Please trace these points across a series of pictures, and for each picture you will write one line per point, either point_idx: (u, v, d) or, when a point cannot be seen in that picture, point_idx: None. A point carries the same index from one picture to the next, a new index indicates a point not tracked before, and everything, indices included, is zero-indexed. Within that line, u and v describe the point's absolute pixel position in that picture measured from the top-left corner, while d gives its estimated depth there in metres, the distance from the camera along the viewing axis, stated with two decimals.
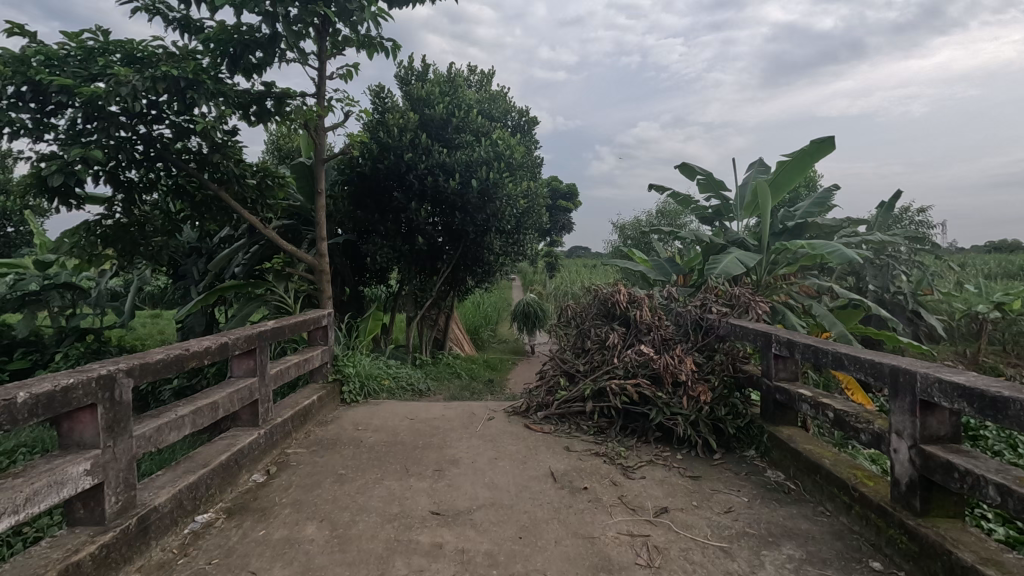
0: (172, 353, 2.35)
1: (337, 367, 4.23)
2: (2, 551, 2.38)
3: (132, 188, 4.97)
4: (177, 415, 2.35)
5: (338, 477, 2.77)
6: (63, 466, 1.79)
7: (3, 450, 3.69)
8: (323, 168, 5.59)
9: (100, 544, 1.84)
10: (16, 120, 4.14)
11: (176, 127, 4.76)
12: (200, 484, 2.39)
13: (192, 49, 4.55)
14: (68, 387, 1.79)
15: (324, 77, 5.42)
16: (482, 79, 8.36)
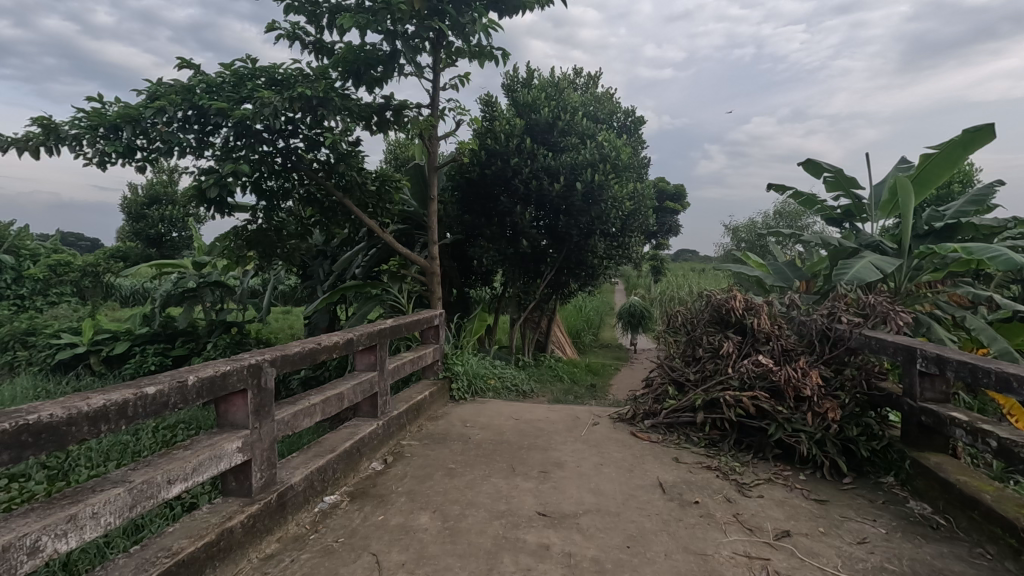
0: (307, 346, 2.59)
1: (446, 364, 4.42)
2: (167, 514, 2.75)
3: (272, 197, 5.56)
4: (310, 403, 2.59)
5: (448, 471, 2.89)
6: (221, 443, 2.04)
7: (168, 426, 4.27)
8: (435, 175, 5.87)
9: (248, 514, 2.07)
10: (184, 140, 4.80)
11: (309, 140, 5.25)
12: (328, 467, 2.61)
13: (324, 69, 5.00)
14: (226, 373, 2.04)
15: (438, 87, 5.70)
16: (588, 81, 8.32)
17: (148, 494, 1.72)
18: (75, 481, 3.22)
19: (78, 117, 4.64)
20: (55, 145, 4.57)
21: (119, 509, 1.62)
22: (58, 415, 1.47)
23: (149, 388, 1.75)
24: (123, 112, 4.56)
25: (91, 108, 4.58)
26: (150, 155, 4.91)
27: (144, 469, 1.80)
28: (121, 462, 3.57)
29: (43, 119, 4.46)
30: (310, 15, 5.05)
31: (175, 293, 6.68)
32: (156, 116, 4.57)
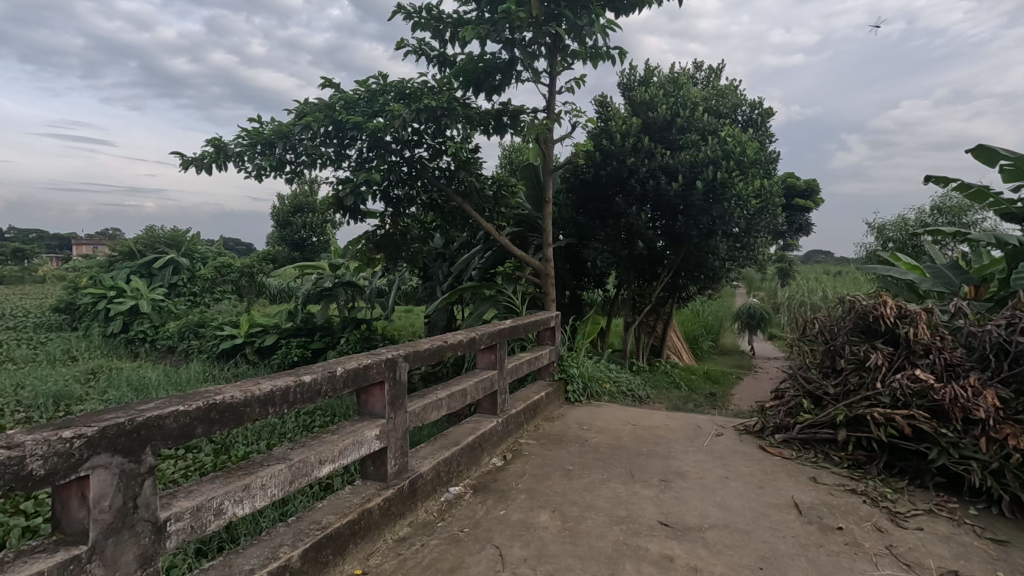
0: (435, 343, 2.75)
1: (561, 366, 4.45)
2: (310, 491, 3.06)
3: (399, 203, 5.96)
4: (437, 397, 2.74)
5: (566, 472, 2.91)
6: (363, 430, 2.23)
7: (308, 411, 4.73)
8: (550, 178, 5.93)
9: (385, 497, 2.24)
10: (325, 154, 5.31)
11: (432, 148, 5.56)
12: (453, 460, 2.74)
13: (447, 81, 5.26)
14: (367, 365, 2.23)
15: (554, 91, 5.75)
16: (709, 75, 7.92)
17: (304, 472, 1.92)
18: (238, 454, 3.69)
19: (241, 136, 5.31)
20: (224, 162, 5.27)
21: (281, 482, 1.83)
22: (237, 396, 1.68)
23: (306, 376, 1.95)
24: (277, 130, 5.14)
25: (251, 128, 5.21)
26: (297, 168, 5.48)
27: (300, 449, 2.01)
28: (272, 441, 4.03)
29: (214, 140, 5.16)
30: (435, 30, 5.34)
31: (314, 292, 7.39)
32: (304, 132, 5.09)
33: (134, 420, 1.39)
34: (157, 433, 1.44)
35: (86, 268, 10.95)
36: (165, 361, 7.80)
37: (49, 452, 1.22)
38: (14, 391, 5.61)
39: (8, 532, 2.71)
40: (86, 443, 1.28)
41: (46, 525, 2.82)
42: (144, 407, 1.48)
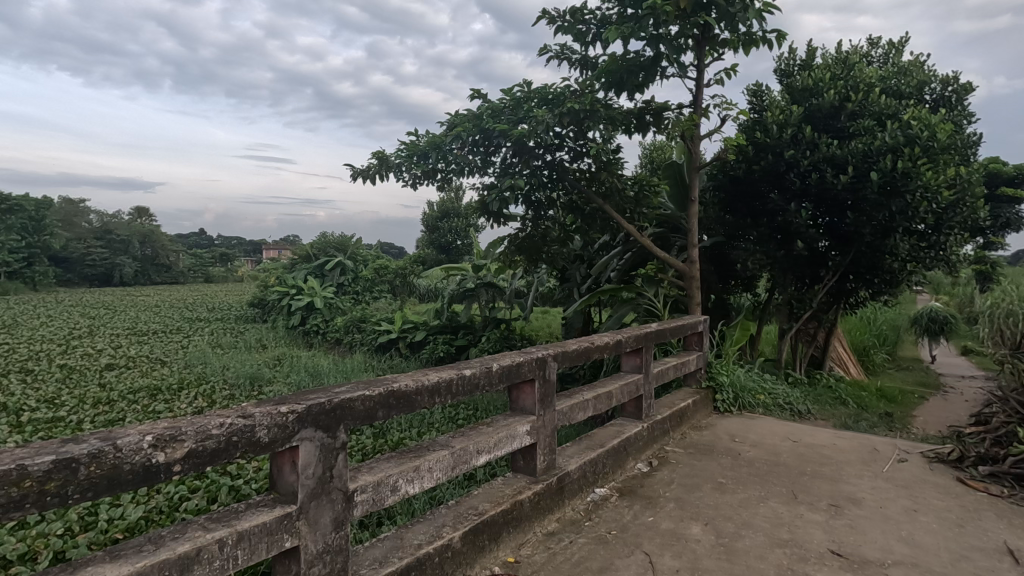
0: (583, 344, 2.77)
1: (710, 374, 4.22)
2: (459, 482, 3.24)
3: (540, 207, 6.10)
4: (583, 398, 2.76)
5: (718, 485, 2.76)
6: (515, 424, 2.32)
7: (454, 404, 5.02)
8: (696, 176, 5.66)
9: (535, 491, 2.32)
10: (472, 161, 5.62)
11: (573, 151, 5.61)
12: (599, 461, 2.75)
13: (590, 83, 5.26)
14: (520, 362, 2.33)
15: (702, 84, 5.48)
16: (887, 51, 6.98)
17: (463, 460, 2.06)
18: (395, 440, 4.03)
19: (401, 148, 5.79)
20: (386, 172, 5.83)
21: (445, 467, 1.98)
22: (411, 385, 1.86)
23: (467, 370, 2.09)
24: (431, 141, 5.55)
25: (409, 140, 5.65)
26: (448, 175, 5.86)
27: (461, 437, 2.16)
28: (422, 430, 4.34)
29: (378, 153, 5.73)
30: (578, 34, 5.38)
31: (460, 292, 7.84)
32: (455, 142, 5.44)
33: (332, 400, 1.60)
34: (348, 414, 1.64)
35: (274, 269, 12.80)
36: (334, 352, 8.80)
37: (271, 424, 1.44)
38: (222, 372, 6.73)
39: (221, 488, 3.25)
40: (298, 418, 1.50)
41: (248, 485, 3.35)
42: (338, 391, 1.69)
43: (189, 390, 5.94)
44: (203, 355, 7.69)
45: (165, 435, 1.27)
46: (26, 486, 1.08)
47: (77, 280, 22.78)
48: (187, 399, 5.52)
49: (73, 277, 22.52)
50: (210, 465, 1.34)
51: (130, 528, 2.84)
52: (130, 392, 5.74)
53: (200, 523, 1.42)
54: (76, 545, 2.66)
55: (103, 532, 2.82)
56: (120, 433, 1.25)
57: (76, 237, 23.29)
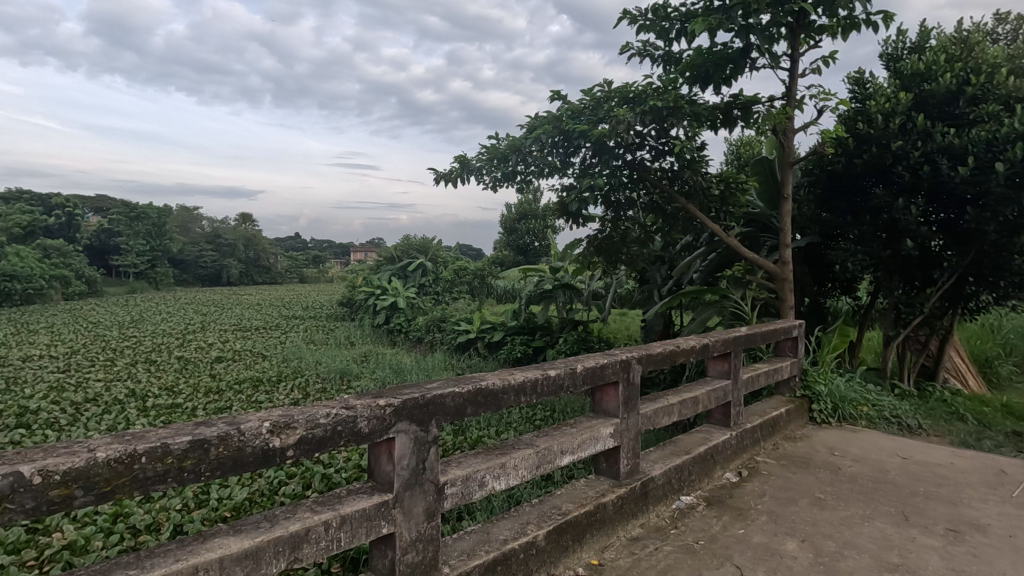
0: (668, 347, 2.70)
1: (805, 382, 3.97)
2: (539, 484, 3.25)
3: (620, 207, 5.90)
4: (669, 402, 2.69)
5: (816, 500, 2.59)
6: (599, 426, 2.30)
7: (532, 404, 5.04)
8: (789, 171, 5.34)
9: (618, 495, 2.29)
10: (552, 163, 5.63)
11: (655, 150, 5.47)
12: (684, 468, 2.66)
13: (673, 79, 5.11)
14: (604, 365, 2.31)
15: (795, 75, 5.17)
16: (1017, 26, 6.23)
17: (547, 459, 2.07)
18: (474, 437, 4.12)
19: (482, 152, 5.90)
20: (467, 175, 5.97)
21: (530, 466, 2.01)
22: (497, 383, 1.90)
23: (551, 370, 2.10)
24: (511, 144, 5.61)
25: (490, 144, 5.73)
26: (527, 177, 5.91)
27: (545, 437, 2.17)
28: (500, 429, 4.40)
29: (460, 157, 5.89)
30: (660, 30, 5.25)
31: (537, 294, 7.86)
32: (534, 144, 5.48)
33: (425, 395, 1.67)
34: (439, 409, 1.70)
35: (361, 271, 13.48)
36: (416, 350, 9.13)
37: (371, 416, 1.53)
38: (315, 367, 7.20)
39: (314, 476, 3.48)
40: (394, 411, 1.58)
41: (338, 474, 3.55)
42: (430, 387, 1.76)
43: (286, 383, 6.40)
44: (298, 350, 8.25)
45: (280, 422, 1.39)
46: (169, 462, 1.21)
47: (192, 280, 25.18)
48: (285, 392, 5.94)
49: (188, 277, 24.94)
50: (318, 451, 1.45)
51: (236, 508, 3.11)
52: (236, 383, 6.28)
53: (307, 505, 1.54)
54: (191, 520, 2.96)
55: (214, 509, 3.11)
56: (242, 419, 1.38)
57: (191, 241, 25.77)
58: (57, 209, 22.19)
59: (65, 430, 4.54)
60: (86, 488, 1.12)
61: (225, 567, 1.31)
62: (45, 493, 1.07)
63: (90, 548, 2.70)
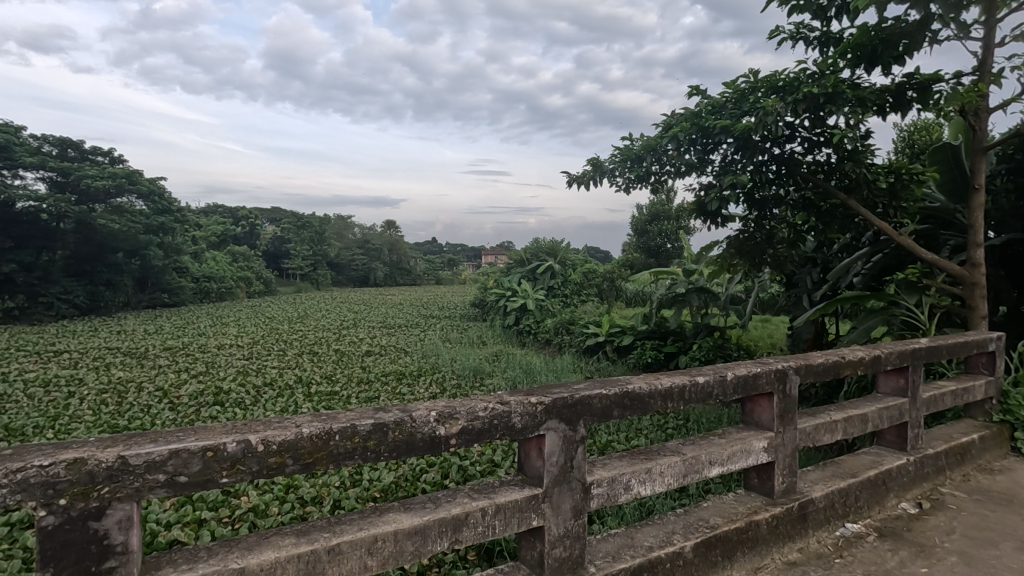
0: (830, 358, 2.46)
1: (1004, 406, 3.37)
2: (677, 499, 3.13)
3: (764, 205, 5.43)
4: (831, 418, 2.45)
5: (1022, 546, 2.19)
6: (751, 439, 2.17)
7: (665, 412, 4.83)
8: (980, 158, 4.57)
9: (773, 514, 2.13)
10: (690, 161, 5.39)
11: (808, 142, 5.00)
12: (850, 492, 2.41)
13: (831, 62, 4.63)
14: (757, 374, 2.16)
15: (990, 45, 4.42)
16: None
17: (694, 469, 2.00)
18: (602, 442, 4.06)
19: (615, 154, 5.82)
20: (600, 177, 5.94)
21: (676, 474, 1.95)
22: (644, 387, 1.88)
23: (699, 377, 2.02)
24: (646, 145, 5.46)
25: (624, 145, 5.62)
26: (663, 177, 5.72)
27: (692, 445, 2.10)
28: (630, 435, 4.27)
29: (593, 160, 5.88)
30: (817, 9, 4.78)
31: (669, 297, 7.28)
32: (670, 144, 5.28)
33: (573, 395, 1.70)
34: (587, 410, 1.72)
35: (493, 273, 14.02)
36: (544, 351, 9.25)
37: (524, 411, 1.60)
38: (451, 363, 7.63)
39: (451, 467, 3.69)
40: (545, 409, 1.63)
41: (473, 467, 3.72)
42: (578, 387, 1.79)
43: (425, 377, 6.87)
44: (435, 348, 8.81)
45: (445, 412, 1.51)
46: (356, 441, 1.38)
47: (345, 281, 28.05)
48: (424, 386, 6.38)
49: (342, 278, 27.84)
50: (477, 442, 1.55)
51: (384, 490, 3.41)
52: (383, 376, 6.87)
53: (466, 491, 1.65)
54: (347, 497, 3.30)
55: (365, 489, 3.44)
56: (413, 408, 1.52)
57: (345, 247, 28.72)
58: (243, 220, 26.05)
59: (250, 409, 5.32)
60: (294, 457, 1.31)
61: (399, 539, 1.45)
62: (265, 459, 1.27)
63: (269, 513, 3.14)
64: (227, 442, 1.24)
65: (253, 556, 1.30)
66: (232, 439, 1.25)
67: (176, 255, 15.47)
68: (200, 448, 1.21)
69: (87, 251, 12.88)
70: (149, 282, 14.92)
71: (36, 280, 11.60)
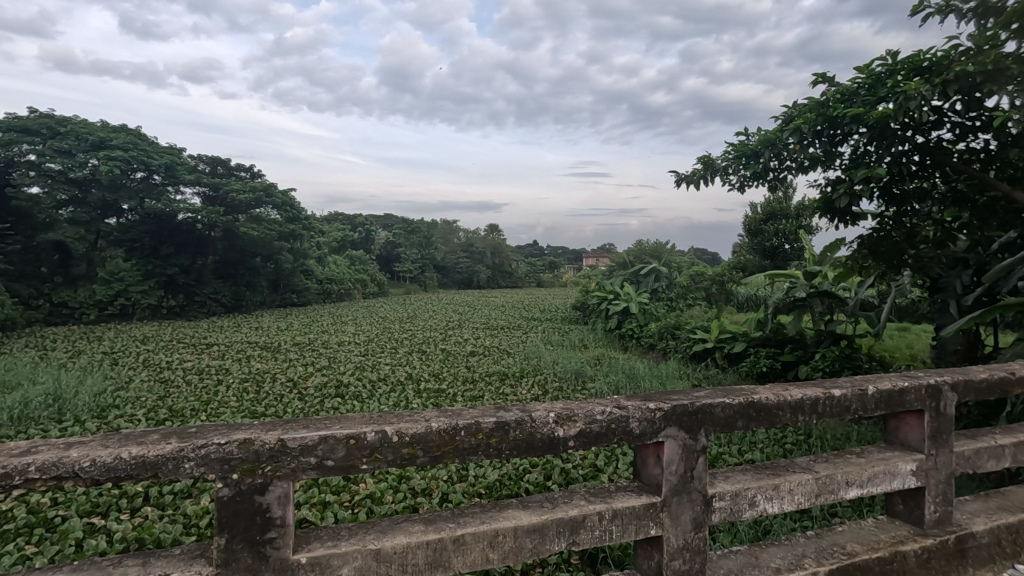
0: (996, 375, 2.15)
1: None
2: (803, 521, 2.88)
3: (904, 199, 4.79)
4: (997, 443, 2.15)
5: None
6: (895, 460, 1.96)
7: (783, 426, 4.45)
8: None
9: (922, 546, 1.91)
10: (814, 155, 4.97)
11: (959, 128, 4.41)
12: (1020, 529, 2.09)
13: (989, 36, 4.05)
14: (904, 390, 1.94)
15: None
16: None
17: (828, 489, 1.84)
18: (712, 453, 3.82)
19: (729, 150, 5.53)
20: (712, 176, 5.67)
21: (808, 493, 1.81)
22: (771, 398, 1.76)
23: (835, 391, 1.85)
24: (763, 139, 5.11)
25: (738, 141, 5.32)
26: (782, 173, 5.34)
27: (825, 463, 1.93)
28: (743, 448, 3.98)
29: (704, 157, 5.62)
30: None
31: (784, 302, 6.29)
32: (791, 137, 4.90)
33: (694, 403, 1.64)
34: (709, 418, 1.65)
35: (594, 276, 13.87)
36: (648, 357, 8.96)
37: (642, 417, 1.58)
38: (552, 366, 7.66)
39: (554, 468, 3.69)
40: (664, 415, 1.59)
41: (576, 470, 3.69)
42: (699, 395, 1.72)
43: (527, 379, 6.95)
44: (537, 350, 8.90)
45: (563, 414, 1.53)
46: (480, 437, 1.44)
47: (450, 283, 29.20)
48: (526, 387, 6.46)
49: (448, 281, 29.01)
50: (595, 445, 1.55)
51: (489, 487, 3.49)
52: (487, 376, 7.06)
53: (582, 494, 1.66)
54: (455, 491, 3.43)
55: (472, 485, 3.55)
56: (532, 408, 1.56)
57: (451, 250, 29.92)
58: (360, 226, 28.11)
59: (366, 402, 5.71)
60: (424, 449, 1.40)
61: (518, 536, 1.49)
62: (399, 449, 1.37)
63: (384, 500, 3.34)
64: (367, 431, 1.35)
65: (387, 539, 1.40)
66: (371, 429, 1.37)
67: (303, 259, 17.02)
68: (344, 436, 1.33)
69: (232, 257, 14.44)
70: (281, 283, 16.56)
71: (192, 282, 13.38)
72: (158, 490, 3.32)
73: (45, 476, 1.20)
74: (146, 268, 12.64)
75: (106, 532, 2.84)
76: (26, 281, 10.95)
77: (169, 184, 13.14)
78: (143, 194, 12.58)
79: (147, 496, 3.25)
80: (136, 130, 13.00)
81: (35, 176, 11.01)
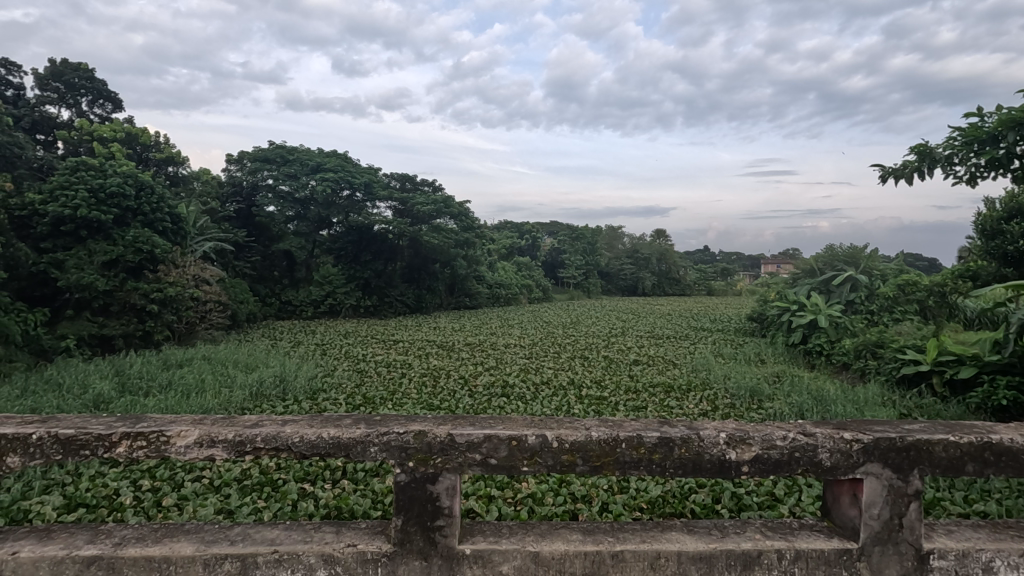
0: None
1: None
2: None
3: None
4: None
5: None
6: None
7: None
8: None
9: None
10: None
11: None
12: None
13: None
14: None
15: None
16: None
17: None
18: (926, 499, 3.17)
19: (954, 135, 4.59)
20: (930, 168, 4.77)
21: None
22: (1018, 441, 1.40)
23: None
24: (1006, 120, 4.13)
25: (968, 124, 4.37)
26: None
27: None
28: (971, 496, 3.23)
29: (918, 146, 4.75)
30: None
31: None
32: None
33: (905, 438, 1.38)
34: (926, 458, 1.37)
35: (776, 285, 12.55)
36: (840, 377, 7.82)
37: (834, 448, 1.38)
38: (723, 380, 7.09)
39: (723, 491, 3.39)
40: (863, 449, 1.37)
41: (749, 497, 3.36)
42: (911, 428, 1.44)
43: (694, 393, 6.54)
44: (706, 362, 8.34)
45: (736, 435, 1.40)
46: (642, 452, 1.38)
47: (615, 290, 28.83)
48: (694, 401, 6.08)
49: (612, 288, 28.69)
50: (774, 474, 1.39)
51: (651, 502, 3.34)
52: (651, 386, 6.81)
53: (757, 526, 1.50)
54: (615, 502, 3.35)
55: (632, 497, 3.42)
56: (700, 426, 1.46)
57: (615, 257, 29.56)
58: (528, 234, 29.15)
59: (530, 404, 5.89)
60: (584, 458, 1.38)
61: (683, 562, 1.40)
62: (559, 455, 1.38)
63: (545, 501, 3.39)
64: (528, 434, 1.39)
65: (546, 543, 1.41)
66: (532, 432, 1.40)
67: (476, 265, 18.18)
68: (506, 437, 1.38)
69: (416, 262, 15.92)
70: (456, 287, 17.87)
71: (383, 284, 15.11)
72: (352, 467, 3.78)
73: (267, 446, 1.44)
74: (349, 272, 14.61)
75: (314, 497, 3.33)
76: (264, 282, 13.54)
77: (367, 199, 15.06)
78: (348, 209, 14.62)
79: (345, 471, 3.73)
80: (342, 154, 15.14)
81: (272, 198, 13.49)
